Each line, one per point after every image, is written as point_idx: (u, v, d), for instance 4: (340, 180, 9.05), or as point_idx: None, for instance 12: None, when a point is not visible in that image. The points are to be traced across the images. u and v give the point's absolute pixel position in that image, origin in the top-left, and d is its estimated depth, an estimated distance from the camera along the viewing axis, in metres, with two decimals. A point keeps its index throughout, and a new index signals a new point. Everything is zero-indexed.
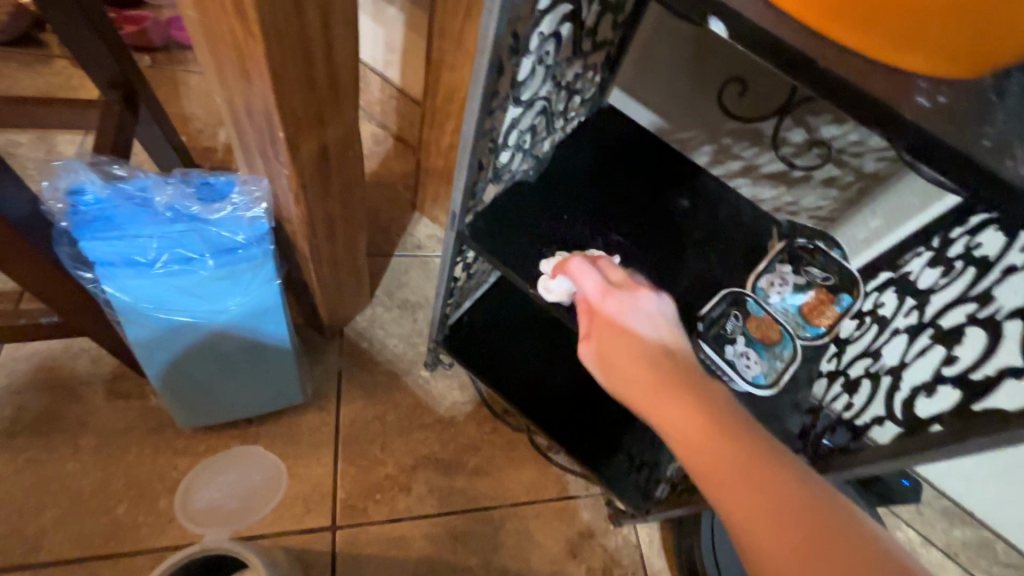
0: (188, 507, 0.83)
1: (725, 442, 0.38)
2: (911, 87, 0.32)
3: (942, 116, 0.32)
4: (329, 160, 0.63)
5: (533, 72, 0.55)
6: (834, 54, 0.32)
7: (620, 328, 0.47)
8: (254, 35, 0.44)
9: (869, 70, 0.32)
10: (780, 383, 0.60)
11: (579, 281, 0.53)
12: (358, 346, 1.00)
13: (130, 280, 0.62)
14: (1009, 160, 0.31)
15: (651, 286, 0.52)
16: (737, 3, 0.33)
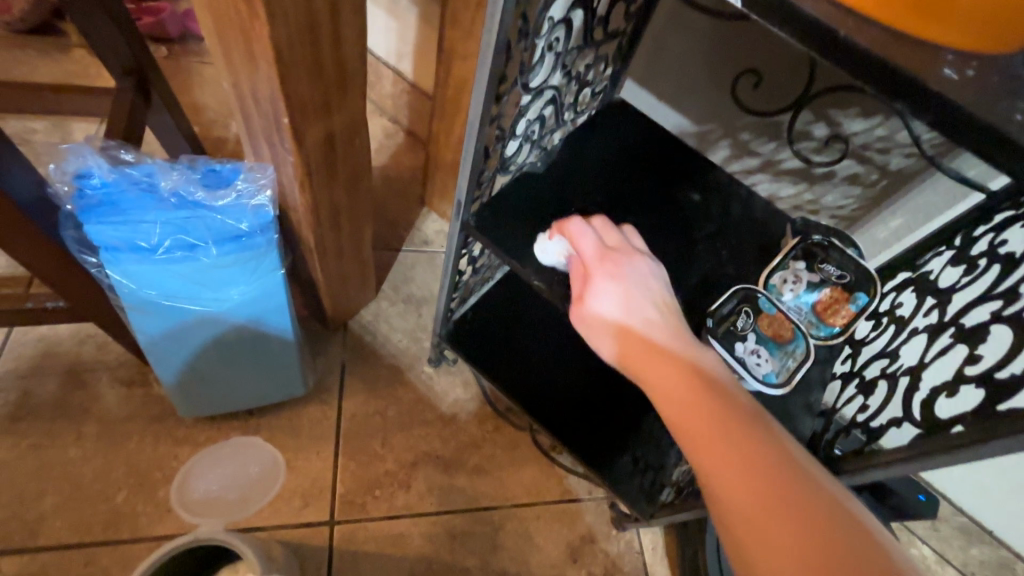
0: (185, 497, 0.83)
1: (706, 397, 0.42)
2: (937, 64, 0.31)
3: (973, 97, 0.30)
4: (336, 148, 0.63)
5: (542, 59, 0.54)
6: (856, 29, 0.31)
7: (616, 288, 0.52)
8: (260, 14, 0.44)
9: (893, 45, 0.31)
10: (792, 383, 0.58)
11: (577, 242, 0.57)
12: (362, 339, 0.99)
13: (133, 265, 0.62)
14: None
15: (644, 252, 0.57)
16: None
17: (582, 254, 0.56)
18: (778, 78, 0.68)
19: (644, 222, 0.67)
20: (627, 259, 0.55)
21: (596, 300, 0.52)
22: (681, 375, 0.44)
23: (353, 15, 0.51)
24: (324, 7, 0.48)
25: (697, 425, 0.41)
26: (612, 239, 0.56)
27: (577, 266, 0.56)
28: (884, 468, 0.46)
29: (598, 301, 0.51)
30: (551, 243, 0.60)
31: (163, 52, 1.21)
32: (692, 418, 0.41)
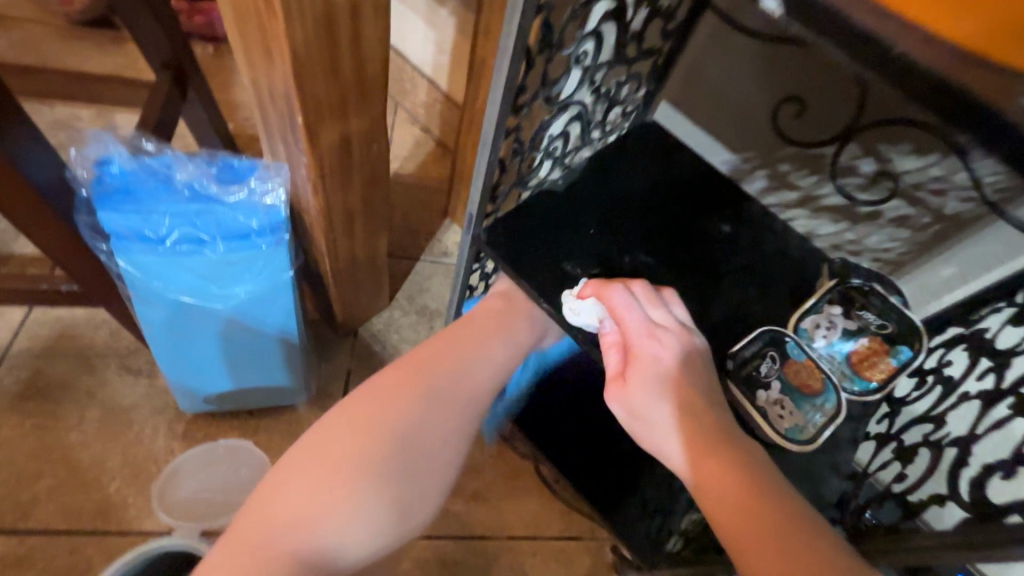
0: (166, 499, 0.78)
1: (762, 504, 0.41)
2: (1014, 93, 0.26)
3: None
4: (352, 152, 0.61)
5: (568, 73, 0.51)
6: (917, 45, 0.27)
7: (664, 378, 0.47)
8: (275, 8, 0.42)
9: (965, 66, 0.26)
10: (819, 440, 0.53)
11: (618, 314, 0.49)
12: (371, 348, 0.98)
13: (142, 256, 0.61)
14: None
15: (687, 324, 0.50)
16: None
17: (625, 329, 0.49)
18: (824, 108, 0.63)
19: (668, 250, 0.63)
20: (675, 339, 0.49)
21: (638, 389, 0.47)
22: (722, 465, 0.43)
23: (376, 17, 0.49)
24: (344, 6, 0.46)
25: (735, 511, 0.41)
26: (655, 312, 0.50)
27: (614, 341, 0.50)
28: (920, 556, 0.40)
29: (642, 390, 0.47)
30: (583, 304, 0.52)
31: (209, 51, 1.24)
32: (728, 504, 0.41)
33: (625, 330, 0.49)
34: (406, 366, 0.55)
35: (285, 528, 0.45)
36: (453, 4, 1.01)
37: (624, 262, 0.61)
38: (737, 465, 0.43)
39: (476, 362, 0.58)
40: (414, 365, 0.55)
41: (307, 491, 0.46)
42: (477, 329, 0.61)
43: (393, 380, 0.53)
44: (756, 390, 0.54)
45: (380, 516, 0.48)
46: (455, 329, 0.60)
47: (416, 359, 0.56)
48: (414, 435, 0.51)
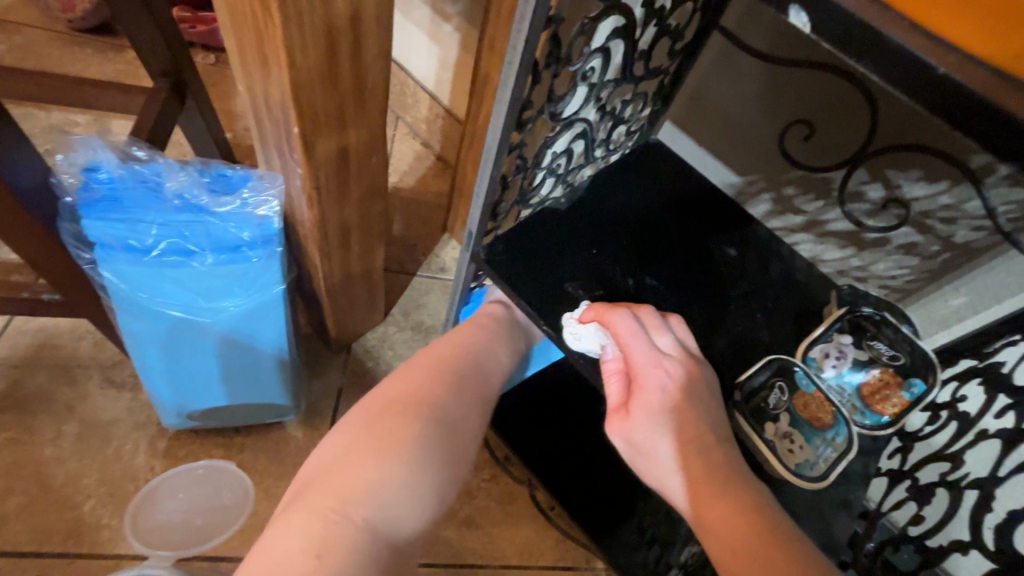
0: (143, 523, 0.74)
1: (774, 548, 0.38)
2: None
3: None
4: (349, 164, 0.59)
5: (574, 89, 0.50)
6: (947, 67, 0.25)
7: (669, 405, 0.45)
8: (273, 14, 0.41)
9: (1001, 87, 0.25)
10: (830, 477, 0.50)
11: (619, 341, 0.47)
12: (364, 364, 0.95)
13: (126, 266, 0.59)
14: None
15: (696, 354, 0.48)
16: None
17: (628, 358, 0.47)
18: (833, 132, 0.62)
19: (673, 274, 0.61)
20: (679, 367, 0.46)
21: (641, 419, 0.45)
22: (731, 507, 0.41)
23: (378, 28, 0.48)
24: (346, 14, 0.45)
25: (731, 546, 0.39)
26: (659, 340, 0.48)
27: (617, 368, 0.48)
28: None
29: (644, 420, 0.45)
30: (584, 329, 0.49)
31: (211, 61, 1.23)
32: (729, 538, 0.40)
33: (629, 357, 0.47)
34: (430, 358, 0.57)
35: (353, 506, 0.44)
36: (458, 20, 1.00)
37: (628, 284, 0.59)
38: (741, 503, 0.41)
39: (492, 356, 0.60)
40: (438, 358, 0.57)
41: (365, 468, 0.45)
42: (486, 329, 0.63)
43: (424, 372, 0.54)
44: (764, 422, 0.52)
45: (432, 495, 0.48)
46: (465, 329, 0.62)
47: (437, 355, 0.57)
48: (456, 414, 0.52)
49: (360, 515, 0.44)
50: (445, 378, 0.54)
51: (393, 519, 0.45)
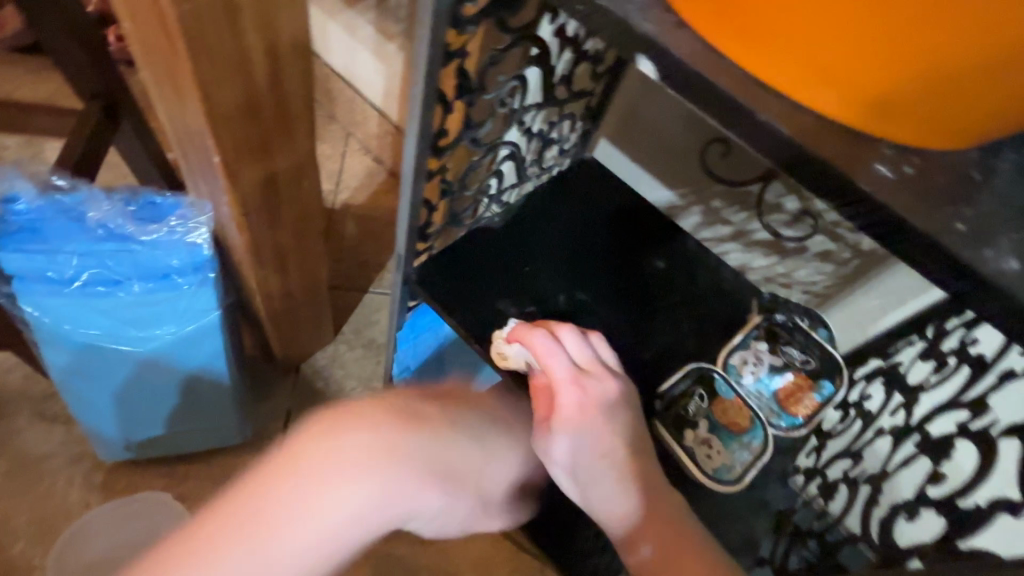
0: (79, 556, 0.72)
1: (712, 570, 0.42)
2: (871, 157, 0.26)
3: (910, 190, 0.25)
4: (277, 190, 0.59)
5: (492, 115, 0.52)
6: (780, 107, 0.27)
7: (595, 423, 0.45)
8: (178, 50, 0.41)
9: (822, 128, 0.27)
10: (745, 480, 0.55)
11: (539, 359, 0.48)
12: (313, 385, 0.94)
13: (46, 298, 0.58)
14: (988, 250, 0.24)
15: (617, 368, 0.49)
16: (670, 41, 0.28)
17: (546, 375, 0.48)
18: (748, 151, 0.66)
19: (604, 287, 0.63)
20: (602, 381, 0.48)
21: (567, 441, 0.45)
22: (665, 519, 0.45)
23: (295, 58, 0.49)
24: (257, 47, 0.45)
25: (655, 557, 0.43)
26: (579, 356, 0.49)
27: (540, 386, 0.48)
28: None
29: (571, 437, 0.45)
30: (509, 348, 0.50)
31: None
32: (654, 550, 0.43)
33: (548, 377, 0.48)
34: (312, 478, 0.40)
35: None
36: (401, 38, 1.01)
37: (559, 300, 0.61)
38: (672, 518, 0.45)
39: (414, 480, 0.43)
40: (327, 475, 0.40)
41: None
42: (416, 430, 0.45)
43: (298, 491, 0.40)
44: (684, 428, 0.55)
45: None
46: (385, 419, 0.44)
47: (330, 471, 0.40)
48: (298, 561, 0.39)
49: None
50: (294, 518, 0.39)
51: None
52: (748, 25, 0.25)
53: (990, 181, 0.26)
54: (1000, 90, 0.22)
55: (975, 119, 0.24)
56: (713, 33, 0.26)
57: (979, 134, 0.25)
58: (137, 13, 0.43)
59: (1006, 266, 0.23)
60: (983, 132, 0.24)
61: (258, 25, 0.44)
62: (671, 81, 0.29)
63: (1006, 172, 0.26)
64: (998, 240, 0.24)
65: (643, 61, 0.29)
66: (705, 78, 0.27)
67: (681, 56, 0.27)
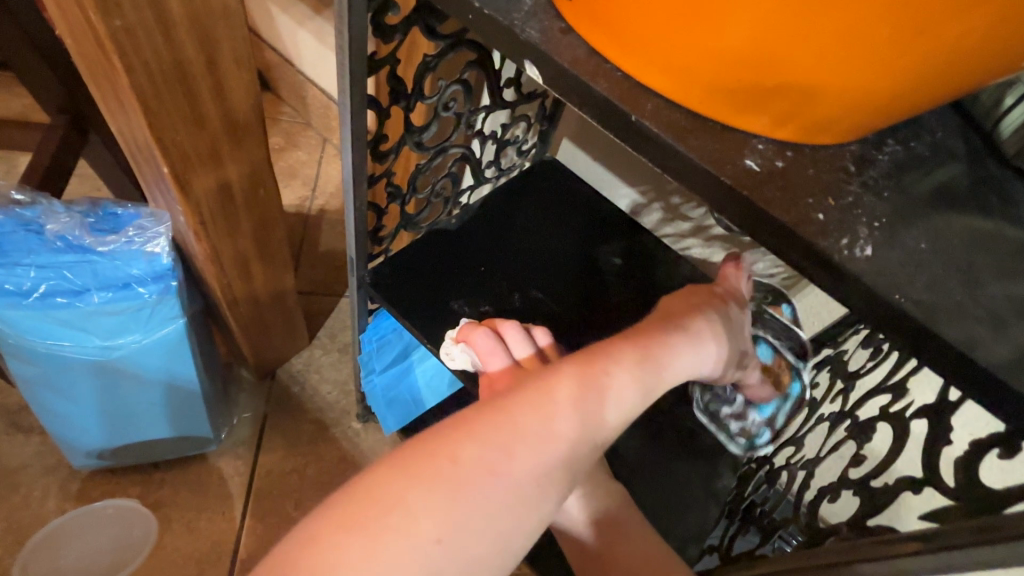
0: (51, 562, 0.76)
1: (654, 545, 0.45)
2: (743, 151, 0.28)
3: (773, 184, 0.28)
4: (234, 198, 0.61)
5: (437, 119, 0.53)
6: (658, 108, 0.29)
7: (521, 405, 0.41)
8: (115, 64, 0.42)
9: (697, 127, 0.29)
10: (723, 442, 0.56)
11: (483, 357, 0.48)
12: (289, 390, 0.96)
13: (6, 309, 0.58)
14: (846, 238, 0.27)
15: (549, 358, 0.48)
16: (554, 50, 0.30)
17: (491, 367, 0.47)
18: None
19: (559, 285, 0.64)
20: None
21: None
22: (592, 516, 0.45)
23: (238, 69, 0.50)
24: (198, 60, 0.47)
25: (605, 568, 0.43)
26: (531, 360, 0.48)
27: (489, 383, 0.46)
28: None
29: None
30: (456, 350, 0.53)
31: None
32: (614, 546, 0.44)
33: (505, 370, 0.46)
34: (458, 491, 0.29)
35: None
36: None
37: (514, 300, 0.62)
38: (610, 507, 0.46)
39: (552, 493, 0.32)
40: (480, 477, 0.30)
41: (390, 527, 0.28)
42: (541, 437, 0.32)
43: (472, 471, 0.30)
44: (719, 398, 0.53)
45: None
46: (492, 432, 0.31)
47: (461, 477, 0.30)
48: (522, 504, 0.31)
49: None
50: (531, 434, 0.32)
51: None
52: (626, 39, 0.27)
53: (863, 172, 0.29)
54: (847, 93, 0.25)
55: (837, 115, 0.26)
56: (600, 43, 0.29)
57: (848, 129, 0.27)
58: (76, 31, 0.44)
59: (858, 255, 0.26)
60: (851, 127, 0.27)
61: (197, 39, 0.45)
62: (560, 85, 0.30)
63: (882, 163, 0.30)
64: (856, 230, 0.27)
65: (530, 66, 0.31)
66: (586, 82, 0.29)
67: (564, 64, 0.29)
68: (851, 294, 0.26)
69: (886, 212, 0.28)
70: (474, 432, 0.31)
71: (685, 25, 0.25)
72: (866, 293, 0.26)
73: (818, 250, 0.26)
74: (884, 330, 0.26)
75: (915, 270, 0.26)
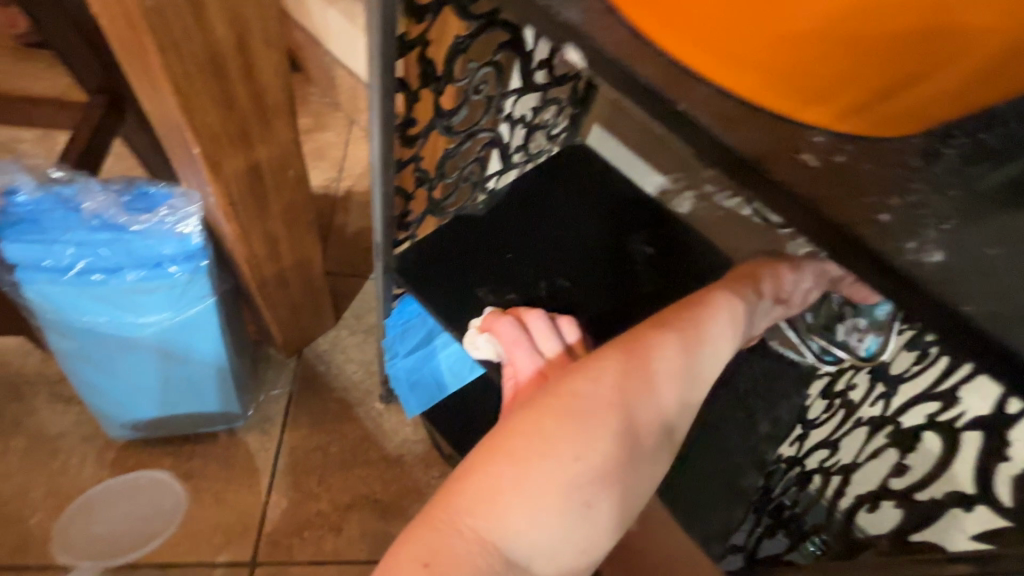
0: (87, 525, 0.80)
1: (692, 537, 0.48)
2: (798, 145, 0.27)
3: (830, 180, 0.26)
4: (263, 179, 0.61)
5: (467, 102, 0.52)
6: (704, 96, 0.27)
7: None
8: (147, 44, 0.42)
9: (746, 117, 0.27)
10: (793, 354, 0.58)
11: (509, 352, 0.48)
12: (314, 369, 0.97)
13: (48, 285, 0.60)
14: (911, 240, 0.25)
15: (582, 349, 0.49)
16: (594, 31, 0.28)
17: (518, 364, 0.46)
18: None
19: (586, 273, 0.63)
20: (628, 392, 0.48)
21: None
22: None
23: (268, 50, 0.49)
24: (229, 40, 0.46)
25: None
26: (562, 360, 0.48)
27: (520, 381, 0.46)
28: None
29: None
30: (480, 338, 0.52)
31: None
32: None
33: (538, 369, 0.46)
34: (565, 424, 0.35)
35: (475, 504, 0.33)
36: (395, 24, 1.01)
37: (540, 288, 0.61)
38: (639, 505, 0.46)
39: (644, 424, 0.37)
40: (585, 410, 0.36)
41: (519, 450, 0.35)
42: (635, 379, 0.38)
43: (581, 404, 0.36)
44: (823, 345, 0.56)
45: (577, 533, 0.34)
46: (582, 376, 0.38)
47: (577, 410, 0.36)
48: (625, 434, 0.36)
49: (473, 524, 0.33)
50: (624, 371, 0.38)
51: (519, 538, 0.33)
52: (674, 25, 0.26)
53: (929, 167, 0.27)
54: (919, 81, 0.23)
55: (905, 106, 0.24)
56: (645, 27, 0.27)
57: (920, 124, 0.25)
58: (110, 9, 0.44)
59: (926, 259, 0.24)
60: (924, 120, 0.25)
61: (228, 20, 0.45)
62: (600, 68, 0.29)
63: (950, 157, 0.28)
64: (923, 232, 0.25)
65: (570, 50, 0.29)
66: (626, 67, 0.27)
67: (604, 47, 0.28)
68: (912, 301, 0.25)
69: (954, 212, 0.26)
70: (581, 374, 0.38)
71: (743, 5, 0.23)
72: (933, 302, 0.24)
73: (876, 253, 0.25)
74: (947, 341, 0.24)
75: (988, 278, 0.24)
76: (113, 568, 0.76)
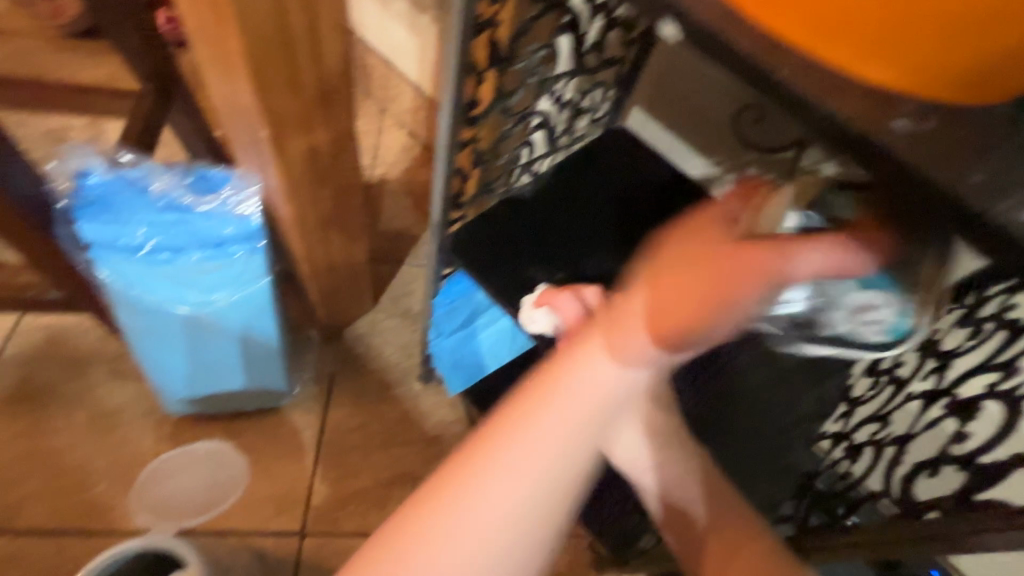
0: (152, 492, 0.85)
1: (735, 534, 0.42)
2: (883, 112, 0.28)
3: (920, 145, 0.27)
4: (321, 161, 0.63)
5: (524, 84, 0.54)
6: (787, 68, 0.29)
7: None
8: (229, 28, 0.45)
9: (830, 89, 0.28)
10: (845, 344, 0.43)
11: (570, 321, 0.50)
12: (354, 350, 1.00)
13: (121, 264, 0.63)
14: (1001, 200, 0.26)
15: None
16: (679, 8, 0.30)
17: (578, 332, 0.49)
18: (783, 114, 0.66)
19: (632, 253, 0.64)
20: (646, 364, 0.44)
21: None
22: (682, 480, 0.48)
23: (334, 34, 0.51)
24: (301, 25, 0.48)
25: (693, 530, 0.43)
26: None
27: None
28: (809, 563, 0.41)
29: None
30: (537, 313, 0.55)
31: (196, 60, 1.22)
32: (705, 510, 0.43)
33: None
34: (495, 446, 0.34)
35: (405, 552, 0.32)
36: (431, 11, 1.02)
37: (585, 269, 0.62)
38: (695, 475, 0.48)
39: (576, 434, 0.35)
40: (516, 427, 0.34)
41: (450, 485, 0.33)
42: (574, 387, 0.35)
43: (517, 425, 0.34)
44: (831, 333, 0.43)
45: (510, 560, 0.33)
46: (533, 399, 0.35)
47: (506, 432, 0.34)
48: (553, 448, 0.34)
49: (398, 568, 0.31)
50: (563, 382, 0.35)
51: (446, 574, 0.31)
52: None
53: (1009, 136, 0.28)
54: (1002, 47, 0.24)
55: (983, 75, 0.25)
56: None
57: (996, 92, 0.26)
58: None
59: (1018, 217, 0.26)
60: (1008, 86, 0.26)
61: (301, 6, 0.47)
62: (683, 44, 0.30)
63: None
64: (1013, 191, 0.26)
65: (667, 22, 0.31)
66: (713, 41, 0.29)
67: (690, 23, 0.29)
68: (1004, 251, 0.26)
69: None
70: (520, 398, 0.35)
71: None
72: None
73: (968, 209, 0.26)
74: None
75: None
76: (176, 533, 0.81)
